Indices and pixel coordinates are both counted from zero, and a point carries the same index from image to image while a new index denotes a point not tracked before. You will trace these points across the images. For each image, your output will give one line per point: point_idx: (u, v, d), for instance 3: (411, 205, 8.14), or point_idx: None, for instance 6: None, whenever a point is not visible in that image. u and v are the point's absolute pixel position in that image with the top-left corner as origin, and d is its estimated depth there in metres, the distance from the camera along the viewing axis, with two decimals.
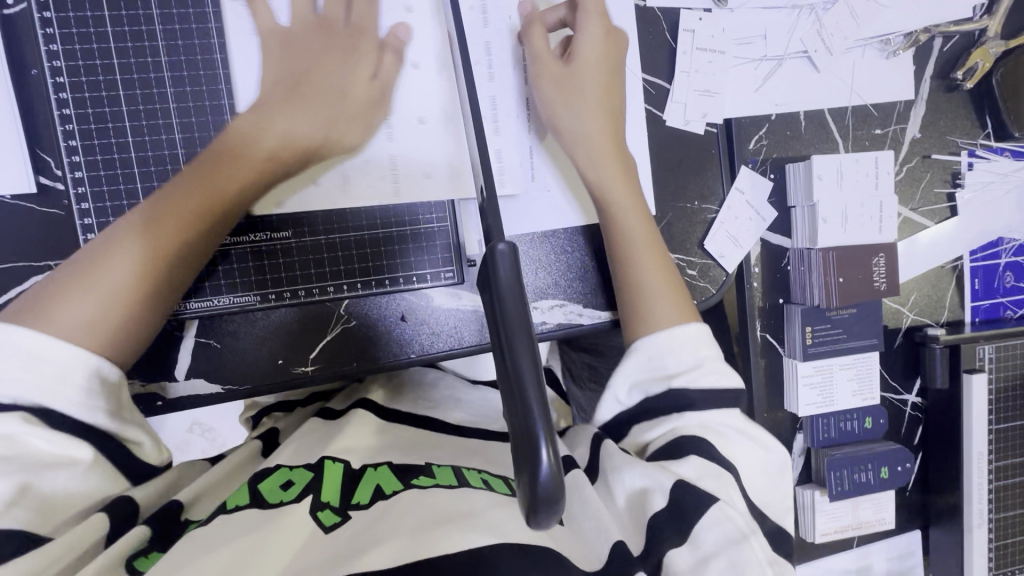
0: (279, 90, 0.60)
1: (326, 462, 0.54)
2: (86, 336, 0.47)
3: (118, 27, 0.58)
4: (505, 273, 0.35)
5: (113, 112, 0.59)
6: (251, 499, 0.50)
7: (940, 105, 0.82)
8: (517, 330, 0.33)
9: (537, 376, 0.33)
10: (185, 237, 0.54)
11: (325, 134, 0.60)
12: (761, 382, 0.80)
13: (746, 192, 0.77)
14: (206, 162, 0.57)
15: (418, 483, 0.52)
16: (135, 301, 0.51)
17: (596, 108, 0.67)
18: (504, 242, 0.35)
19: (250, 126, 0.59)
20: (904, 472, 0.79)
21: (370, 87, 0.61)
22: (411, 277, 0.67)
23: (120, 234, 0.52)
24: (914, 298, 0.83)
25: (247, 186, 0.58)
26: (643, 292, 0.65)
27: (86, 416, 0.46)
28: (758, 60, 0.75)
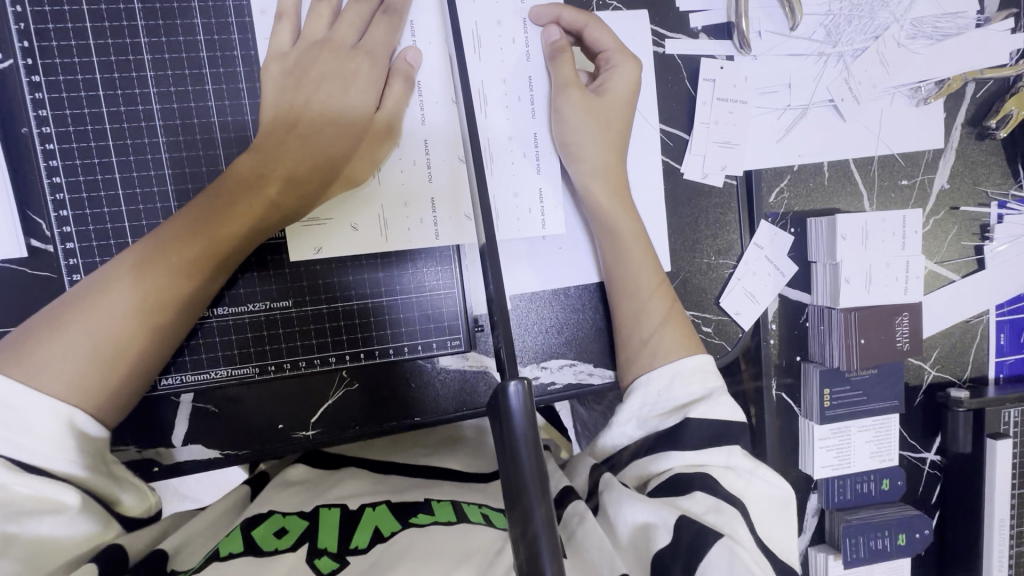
0: (275, 120, 0.55)
1: (321, 510, 0.53)
2: (67, 390, 0.48)
3: (110, 90, 0.54)
4: (518, 419, 0.33)
5: (105, 179, 0.55)
6: (246, 547, 0.47)
7: (970, 154, 0.79)
8: (530, 483, 0.32)
9: (551, 530, 0.32)
10: (172, 293, 0.52)
11: (324, 170, 0.56)
12: (775, 442, 0.77)
13: (765, 247, 0.73)
14: (204, 202, 0.53)
15: (416, 521, 0.51)
16: (118, 354, 0.50)
17: (605, 166, 0.64)
18: (517, 380, 0.33)
19: (252, 167, 0.54)
20: (922, 538, 0.77)
21: (375, 119, 0.57)
22: (417, 345, 0.63)
23: (106, 287, 0.51)
24: (937, 353, 0.80)
25: (240, 229, 0.54)
26: (652, 356, 0.62)
27: (61, 465, 0.47)
28: (781, 109, 0.72)
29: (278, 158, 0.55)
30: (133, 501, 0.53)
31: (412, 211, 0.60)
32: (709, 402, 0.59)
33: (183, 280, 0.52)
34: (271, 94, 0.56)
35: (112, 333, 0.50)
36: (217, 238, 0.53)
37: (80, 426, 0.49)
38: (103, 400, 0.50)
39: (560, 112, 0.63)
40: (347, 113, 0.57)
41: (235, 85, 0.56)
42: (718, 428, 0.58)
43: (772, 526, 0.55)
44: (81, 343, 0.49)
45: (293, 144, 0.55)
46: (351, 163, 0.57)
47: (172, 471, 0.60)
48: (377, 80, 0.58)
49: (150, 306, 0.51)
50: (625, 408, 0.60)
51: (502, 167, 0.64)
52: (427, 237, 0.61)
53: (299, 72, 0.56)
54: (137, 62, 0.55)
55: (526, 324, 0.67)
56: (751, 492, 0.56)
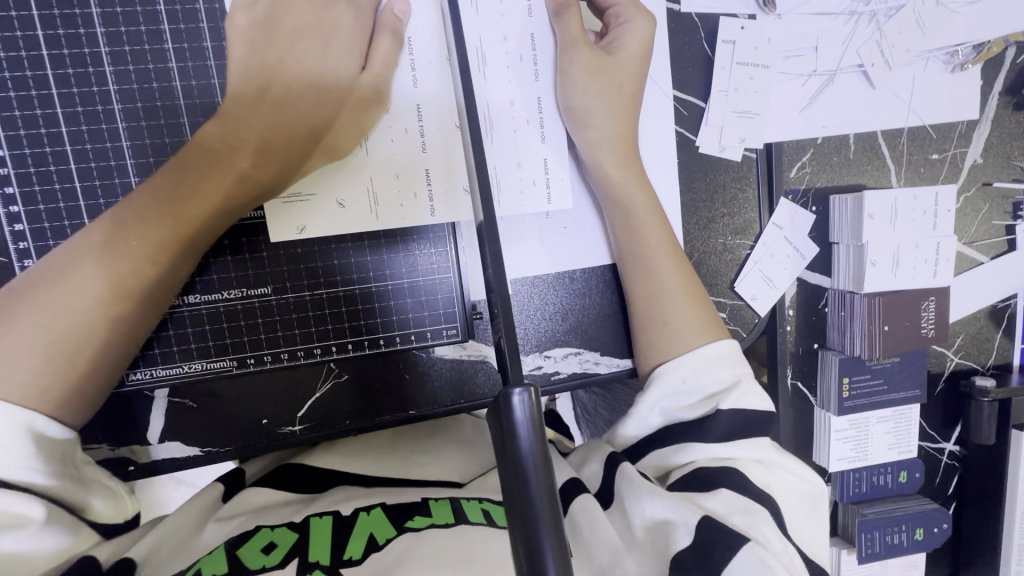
0: (245, 82, 0.49)
1: (312, 519, 0.49)
2: (21, 391, 0.44)
3: (54, 49, 0.46)
4: (523, 434, 0.28)
5: (55, 152, 0.47)
6: (229, 568, 0.43)
7: (1007, 126, 0.73)
8: (540, 513, 0.27)
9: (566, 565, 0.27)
10: (137, 279, 0.47)
11: (305, 138, 0.50)
12: (789, 434, 0.73)
13: (784, 227, 0.68)
14: (169, 178, 0.48)
15: (414, 525, 0.47)
16: (77, 349, 0.45)
17: (615, 135, 0.58)
18: (522, 388, 0.28)
19: (221, 136, 0.48)
20: (940, 533, 0.74)
21: (359, 84, 0.51)
22: (409, 334, 0.58)
23: (62, 274, 0.46)
24: (961, 340, 0.75)
25: (211, 207, 0.48)
26: (666, 350, 0.57)
27: (22, 475, 0.43)
28: (807, 74, 0.65)
29: (250, 124, 0.49)
30: (102, 505, 0.49)
31: (405, 184, 0.54)
32: (739, 392, 0.54)
33: (147, 264, 0.47)
34: (238, 50, 0.49)
35: (68, 326, 0.45)
36: (184, 217, 0.48)
37: (41, 430, 0.44)
38: (63, 400, 0.45)
39: (566, 75, 0.57)
40: (327, 75, 0.50)
41: (199, 44, 0.49)
42: (747, 422, 0.53)
43: (798, 527, 0.51)
44: (35, 337, 0.44)
45: (266, 109, 0.49)
46: (333, 130, 0.51)
47: (148, 470, 0.55)
48: (359, 37, 0.51)
49: (110, 295, 0.46)
50: (646, 399, 0.55)
51: (507, 140, 0.58)
52: (421, 213, 0.55)
53: (272, 26, 0.49)
54: (85, 17, 0.47)
55: (529, 310, 0.62)
56: (782, 488, 0.51)
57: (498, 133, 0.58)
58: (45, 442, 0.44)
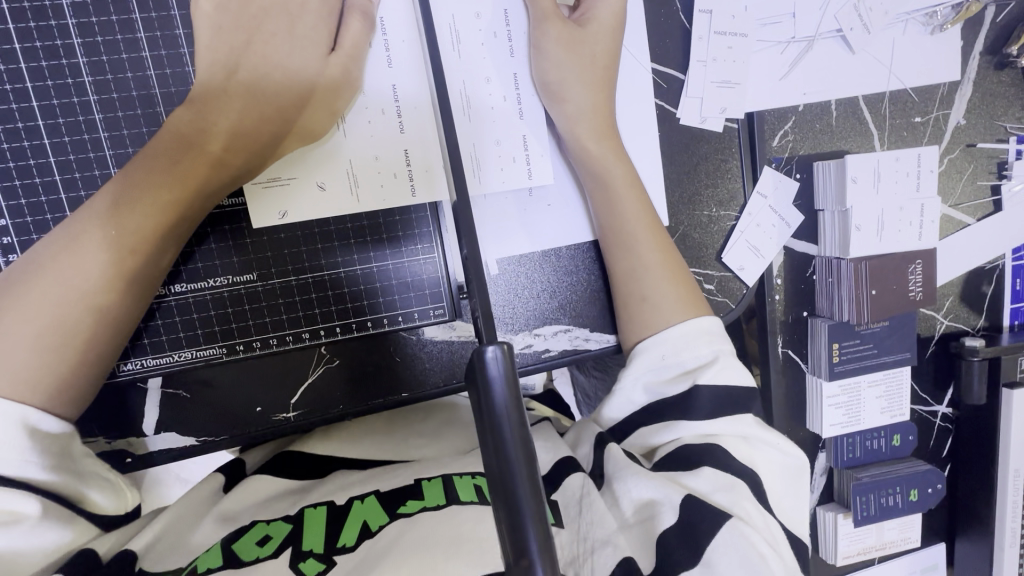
0: (217, 67, 0.49)
1: (307, 510, 0.50)
2: (13, 387, 0.44)
3: (27, 43, 0.46)
4: (498, 389, 0.29)
5: (34, 145, 0.47)
6: (224, 560, 0.45)
7: (989, 86, 0.73)
8: (513, 454, 0.28)
9: (541, 518, 0.27)
10: (121, 270, 0.47)
11: (279, 122, 0.50)
12: (782, 405, 0.74)
13: (768, 196, 0.68)
14: (146, 166, 0.47)
15: (406, 511, 0.48)
16: (66, 342, 0.46)
17: (593, 107, 0.58)
18: (494, 345, 0.29)
19: (193, 121, 0.48)
20: (934, 494, 0.75)
21: (333, 65, 0.51)
22: (395, 316, 0.58)
23: (46, 266, 0.46)
24: (951, 302, 0.76)
25: (188, 193, 0.48)
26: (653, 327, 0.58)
27: (20, 468, 0.43)
28: (785, 42, 0.65)
29: (220, 107, 0.48)
30: (103, 498, 0.50)
31: (384, 164, 0.55)
32: (719, 366, 0.54)
33: (130, 255, 0.47)
34: (205, 36, 0.49)
35: (56, 320, 0.45)
36: (163, 205, 0.48)
37: (36, 425, 0.44)
38: (56, 395, 0.46)
39: (540, 47, 0.57)
40: (301, 60, 0.50)
41: (172, 32, 0.49)
42: (730, 398, 0.54)
43: (786, 493, 0.52)
44: (21, 331, 0.45)
45: (237, 92, 0.49)
46: (308, 113, 0.51)
47: (145, 461, 0.56)
48: (331, 18, 0.51)
49: (94, 286, 0.46)
50: (627, 375, 0.56)
51: (487, 121, 0.58)
52: (401, 194, 0.55)
53: (244, 10, 0.49)
54: (55, 9, 0.47)
55: (515, 289, 0.62)
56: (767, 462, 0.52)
57: (478, 111, 0.58)
58: (40, 436, 0.45)
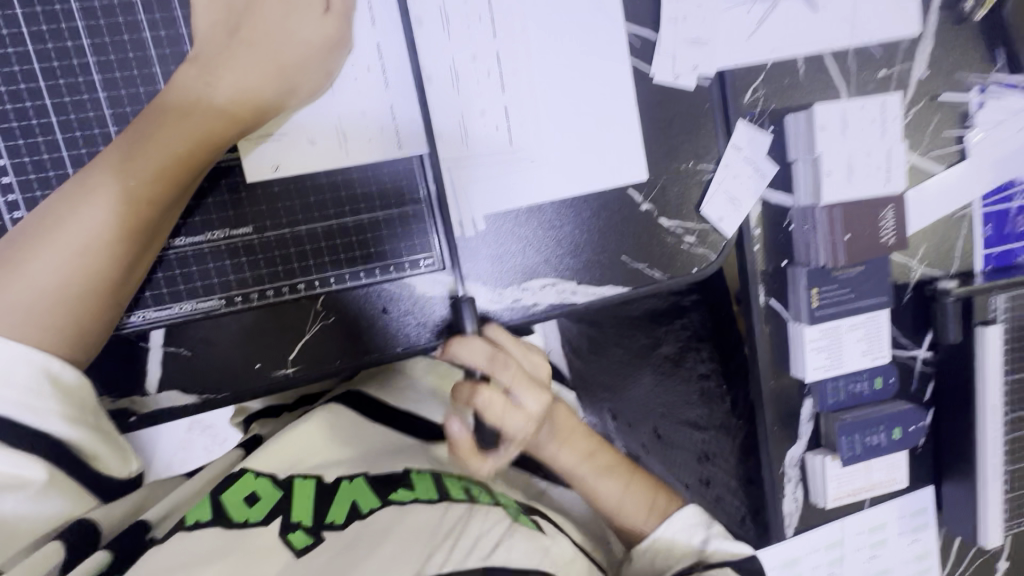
0: (213, 29, 0.52)
1: (297, 481, 0.55)
2: (31, 330, 0.46)
3: (27, 8, 0.49)
4: (466, 318, 0.60)
5: (36, 106, 0.50)
6: (213, 514, 0.50)
7: (948, 40, 0.76)
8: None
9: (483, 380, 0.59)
10: (138, 220, 0.49)
11: (278, 82, 0.52)
12: (766, 352, 0.76)
13: (743, 149, 0.71)
14: (156, 119, 0.50)
15: (398, 499, 0.53)
16: (88, 290, 0.48)
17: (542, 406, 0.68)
18: (466, 300, 0.60)
19: (199, 78, 0.51)
20: (917, 432, 0.78)
21: (327, 25, 0.54)
22: (388, 267, 0.60)
23: (61, 215, 0.48)
24: (924, 249, 0.79)
25: (198, 145, 0.51)
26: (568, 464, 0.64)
27: (45, 418, 0.45)
28: (751, 1, 0.68)
29: (220, 64, 0.51)
30: (110, 461, 0.51)
31: (371, 120, 0.58)
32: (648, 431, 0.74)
33: (144, 206, 0.50)
34: (201, 1, 0.52)
35: (76, 266, 0.48)
36: (174, 156, 0.50)
37: (57, 373, 0.47)
38: (72, 340, 0.48)
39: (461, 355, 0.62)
40: (293, 19, 0.53)
41: None
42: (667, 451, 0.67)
43: None
44: (46, 280, 0.47)
45: (239, 48, 0.52)
46: (304, 72, 0.53)
47: (149, 420, 0.58)
48: None
49: (112, 236, 0.49)
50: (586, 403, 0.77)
51: (470, 82, 0.61)
52: (390, 149, 0.58)
53: None
54: None
55: (503, 242, 0.64)
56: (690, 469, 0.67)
57: (462, 70, 0.61)
58: (62, 386, 0.47)
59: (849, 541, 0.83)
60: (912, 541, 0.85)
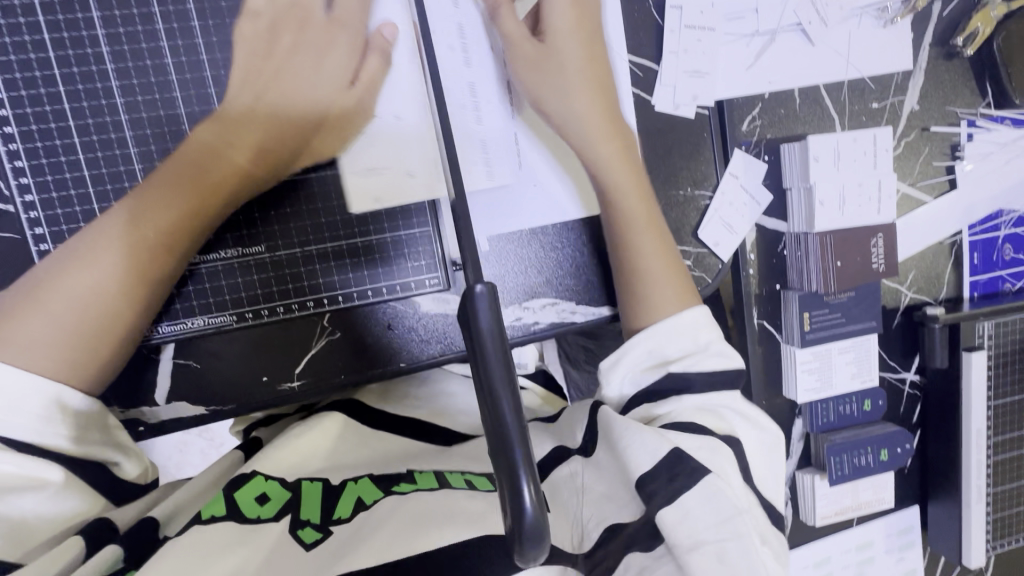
0: (242, 70, 0.55)
1: (305, 482, 0.56)
2: (53, 366, 0.49)
3: (55, 34, 0.52)
4: (483, 321, 0.33)
5: (59, 127, 0.53)
6: (228, 510, 0.50)
7: (939, 74, 0.79)
8: (500, 387, 0.32)
9: (506, 363, 0.33)
10: (158, 266, 0.53)
11: (296, 128, 0.57)
12: (758, 371, 0.78)
13: (739, 176, 0.74)
14: (181, 173, 0.54)
15: (399, 489, 0.53)
16: (104, 331, 0.51)
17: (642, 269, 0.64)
18: (482, 283, 0.33)
19: (219, 135, 0.55)
20: (903, 453, 0.80)
21: (341, 79, 0.58)
22: (394, 286, 0.63)
23: (83, 258, 0.51)
24: (913, 275, 0.81)
25: (217, 199, 0.55)
26: (648, 304, 0.63)
27: (50, 439, 0.49)
28: (750, 35, 0.71)
29: (243, 122, 0.55)
30: (131, 467, 0.55)
31: (382, 137, 0.59)
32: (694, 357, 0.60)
33: (163, 253, 0.53)
34: (240, 59, 0.55)
35: (91, 304, 0.50)
36: (191, 209, 0.54)
37: (67, 404, 0.50)
38: (90, 371, 0.51)
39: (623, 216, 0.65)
40: (320, 61, 0.57)
41: (188, 24, 0.54)
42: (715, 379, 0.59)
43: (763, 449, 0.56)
44: (60, 318, 0.50)
45: (260, 112, 0.56)
46: (321, 132, 0.58)
47: (157, 431, 0.60)
48: (354, 47, 0.58)
49: (132, 279, 0.52)
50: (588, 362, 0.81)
51: (466, 108, 0.64)
52: (404, 182, 0.60)
53: (272, 32, 0.56)
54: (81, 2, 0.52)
55: (506, 263, 0.67)
56: (739, 428, 0.56)
57: (464, 97, 0.63)
58: (69, 411, 0.50)
59: (838, 557, 0.85)
60: (899, 559, 0.88)
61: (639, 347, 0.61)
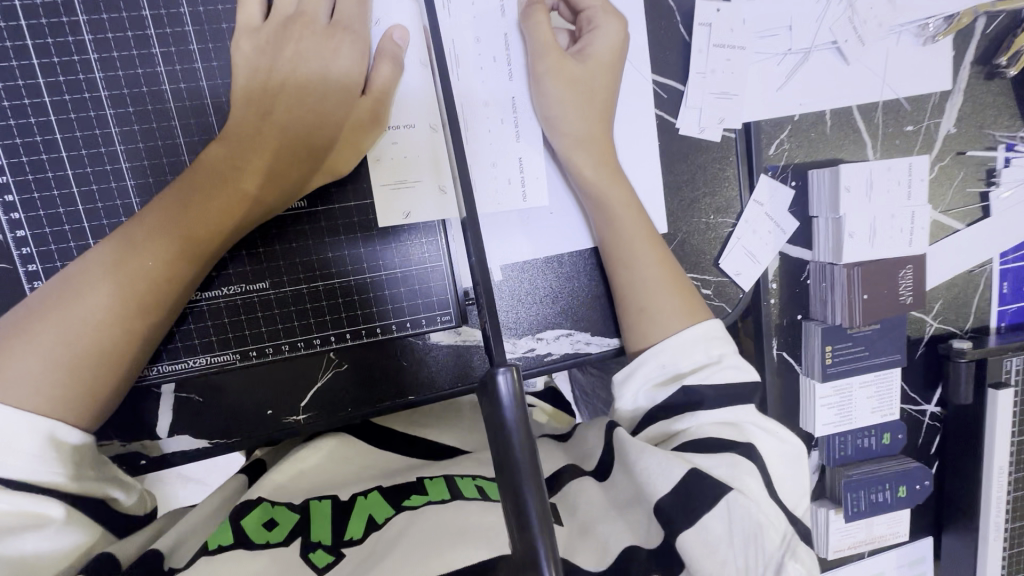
0: (250, 92, 0.52)
1: (312, 502, 0.53)
2: (45, 402, 0.46)
3: (44, 58, 0.49)
4: (506, 406, 0.30)
5: (51, 158, 0.50)
6: (235, 538, 0.47)
7: (979, 95, 0.74)
8: (524, 480, 0.30)
9: (533, 457, 0.30)
10: (156, 297, 0.50)
11: (304, 152, 0.53)
12: (775, 396, 0.76)
13: (764, 204, 0.70)
14: (182, 198, 0.50)
15: (411, 504, 0.51)
16: (99, 364, 0.48)
17: (652, 286, 0.60)
18: (505, 369, 0.31)
19: (224, 158, 0.51)
20: (921, 490, 0.78)
21: (356, 100, 0.54)
22: (405, 323, 0.60)
23: (80, 289, 0.48)
24: (940, 305, 0.79)
25: (220, 226, 0.51)
26: (653, 315, 0.60)
27: (45, 477, 0.45)
28: (782, 54, 0.67)
29: (249, 144, 0.51)
30: (127, 498, 0.53)
31: (392, 164, 0.57)
32: (716, 367, 0.57)
33: (163, 284, 0.50)
34: (240, 76, 0.52)
35: (84, 340, 0.47)
36: (191, 237, 0.50)
37: (62, 439, 0.46)
38: (85, 408, 0.48)
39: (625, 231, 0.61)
40: (335, 80, 0.54)
41: (185, 47, 0.51)
42: (733, 395, 0.56)
43: (789, 495, 0.54)
44: (55, 352, 0.47)
45: (270, 132, 0.52)
46: (333, 154, 0.54)
47: (161, 463, 0.58)
48: (362, 62, 0.55)
49: (130, 311, 0.49)
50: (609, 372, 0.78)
51: (481, 129, 0.60)
52: (424, 203, 0.59)
53: (273, 49, 0.52)
54: (72, 24, 0.49)
55: (519, 294, 0.64)
56: (765, 445, 0.54)
57: (475, 120, 0.60)
58: (63, 447, 0.46)
59: None
60: None
61: (650, 362, 0.58)
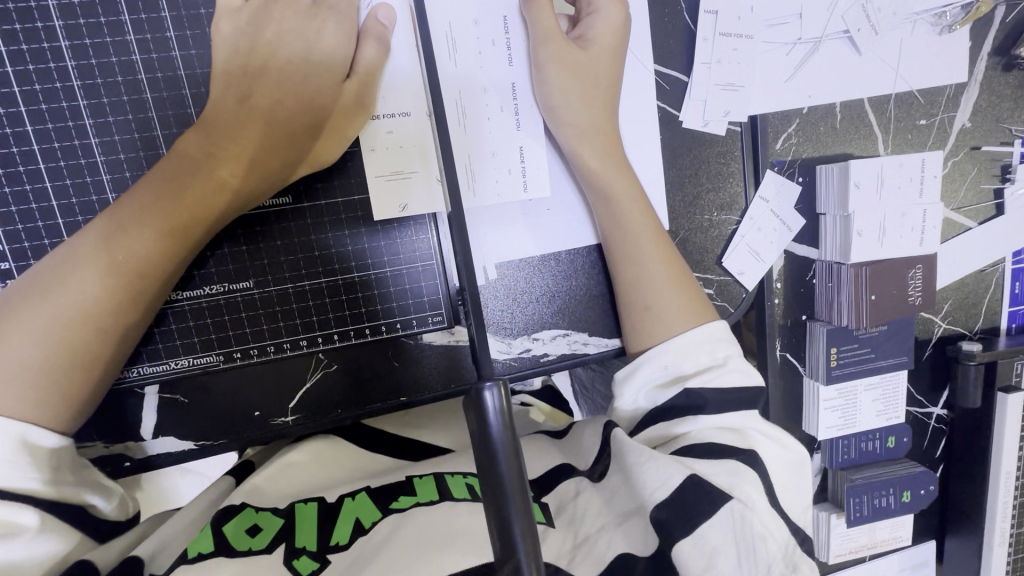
0: (230, 77, 0.49)
1: (298, 506, 0.51)
2: (17, 404, 0.44)
3: (13, 46, 0.46)
4: (492, 424, 0.28)
5: (22, 151, 0.48)
6: (216, 545, 0.45)
7: (996, 88, 0.71)
8: (512, 502, 0.28)
9: (520, 478, 0.28)
10: (133, 292, 0.48)
11: (287, 139, 0.50)
12: (778, 401, 0.74)
13: (770, 200, 0.67)
14: (158, 190, 0.48)
15: (399, 507, 0.49)
16: (74, 364, 0.46)
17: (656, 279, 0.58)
18: (492, 384, 0.28)
19: (202, 146, 0.48)
20: (926, 495, 0.76)
21: (341, 85, 0.52)
22: (395, 324, 0.59)
23: (52, 285, 0.46)
24: (949, 306, 0.76)
25: (199, 218, 0.49)
26: (658, 314, 0.58)
27: (20, 484, 0.43)
28: (792, 43, 0.64)
29: (228, 131, 0.49)
30: (108, 506, 0.51)
31: (380, 157, 0.55)
32: (720, 371, 0.55)
33: (139, 279, 0.48)
34: (219, 59, 0.49)
35: (57, 339, 0.45)
36: (169, 230, 0.48)
37: (37, 442, 0.44)
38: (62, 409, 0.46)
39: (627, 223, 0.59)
40: (318, 63, 0.51)
41: (162, 34, 0.49)
42: (735, 400, 0.54)
43: (792, 504, 0.52)
44: (28, 352, 0.45)
45: (250, 118, 0.49)
46: (318, 141, 0.52)
47: (144, 465, 0.55)
48: (348, 40, 0.52)
49: (106, 307, 0.47)
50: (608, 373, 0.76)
51: (476, 122, 0.58)
52: (415, 196, 0.56)
53: (254, 32, 0.50)
54: (41, 10, 0.47)
55: (514, 293, 0.62)
56: (768, 452, 0.52)
57: (471, 112, 0.58)
58: (39, 452, 0.44)
59: None
60: None
61: (652, 362, 0.56)
